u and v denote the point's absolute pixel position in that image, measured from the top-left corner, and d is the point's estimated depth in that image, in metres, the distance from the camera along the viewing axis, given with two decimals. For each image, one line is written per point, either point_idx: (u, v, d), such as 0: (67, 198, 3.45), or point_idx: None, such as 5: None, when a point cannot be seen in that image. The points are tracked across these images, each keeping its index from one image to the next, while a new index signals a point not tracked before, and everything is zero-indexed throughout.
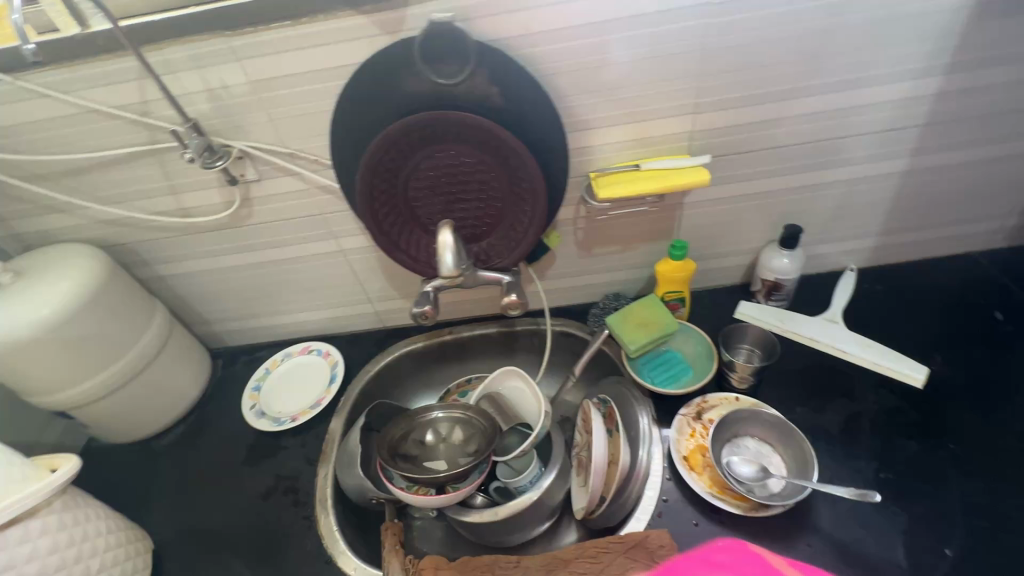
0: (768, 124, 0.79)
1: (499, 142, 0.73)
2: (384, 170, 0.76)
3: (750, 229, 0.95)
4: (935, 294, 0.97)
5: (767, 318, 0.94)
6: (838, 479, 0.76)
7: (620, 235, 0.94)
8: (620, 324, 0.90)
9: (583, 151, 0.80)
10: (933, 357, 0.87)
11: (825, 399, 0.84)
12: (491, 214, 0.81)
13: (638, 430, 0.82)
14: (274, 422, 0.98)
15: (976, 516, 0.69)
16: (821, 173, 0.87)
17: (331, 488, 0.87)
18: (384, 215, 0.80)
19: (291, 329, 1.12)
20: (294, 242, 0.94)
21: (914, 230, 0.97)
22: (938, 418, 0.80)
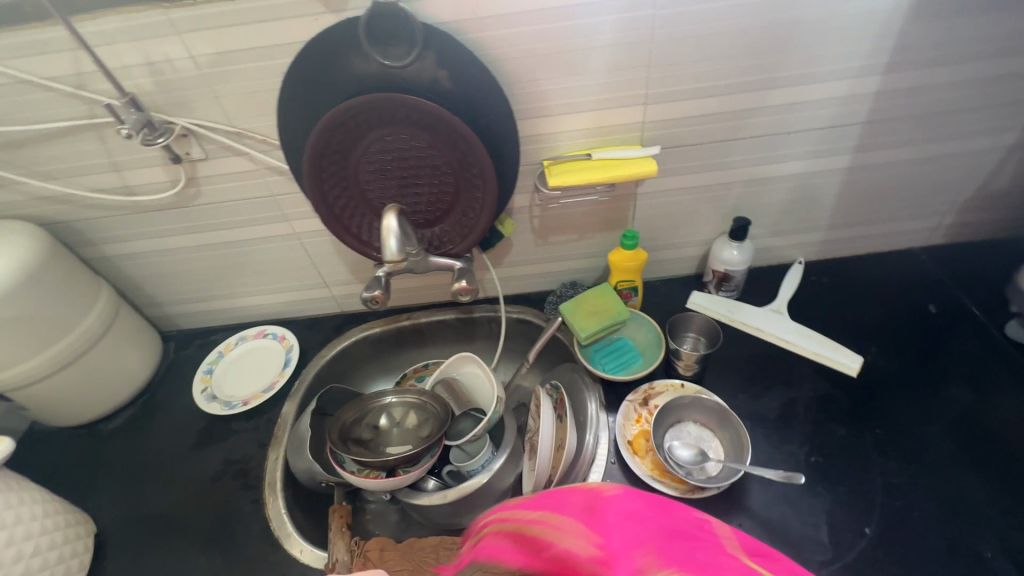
0: (717, 117, 0.80)
1: (448, 126, 0.72)
2: (333, 152, 0.75)
3: (702, 220, 0.97)
4: (875, 287, 1.01)
5: (717, 309, 0.98)
6: (771, 462, 0.79)
7: (574, 224, 0.95)
8: (574, 312, 0.91)
9: (536, 138, 0.81)
10: (869, 346, 0.91)
11: (765, 386, 0.88)
12: (443, 200, 0.81)
13: (586, 415, 0.85)
14: (225, 406, 0.97)
15: (895, 497, 0.73)
16: (768, 168, 0.89)
17: (281, 472, 0.87)
18: (336, 198, 0.79)
19: (246, 312, 1.11)
20: (246, 224, 0.92)
21: (858, 225, 1.01)
22: (868, 404, 0.84)
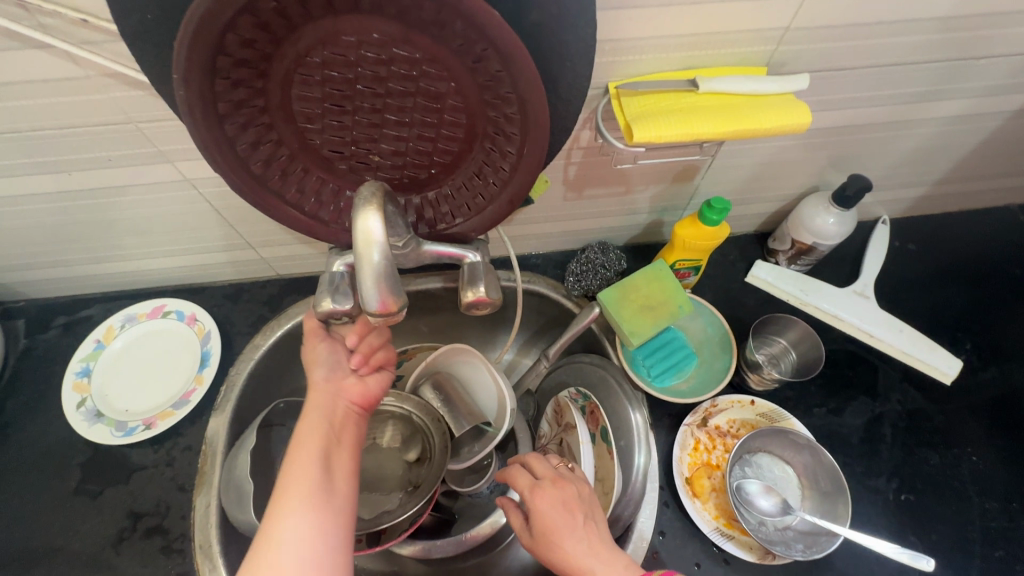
0: (895, 28, 0.49)
1: (467, 27, 0.37)
2: (235, 62, 0.38)
3: (796, 172, 0.70)
4: (968, 260, 0.82)
5: (785, 287, 0.75)
6: (856, 502, 0.65)
7: (625, 173, 0.64)
8: (623, 308, 0.66)
9: (610, 47, 0.46)
10: (963, 343, 0.75)
11: (847, 397, 0.70)
12: (444, 151, 0.48)
13: (629, 432, 0.63)
14: (118, 430, 0.67)
15: (994, 546, 0.63)
16: (919, 106, 0.60)
17: (214, 528, 0.62)
18: (250, 147, 0.44)
19: (130, 278, 0.75)
20: (92, 165, 0.54)
21: (975, 181, 0.77)
22: (962, 423, 0.70)
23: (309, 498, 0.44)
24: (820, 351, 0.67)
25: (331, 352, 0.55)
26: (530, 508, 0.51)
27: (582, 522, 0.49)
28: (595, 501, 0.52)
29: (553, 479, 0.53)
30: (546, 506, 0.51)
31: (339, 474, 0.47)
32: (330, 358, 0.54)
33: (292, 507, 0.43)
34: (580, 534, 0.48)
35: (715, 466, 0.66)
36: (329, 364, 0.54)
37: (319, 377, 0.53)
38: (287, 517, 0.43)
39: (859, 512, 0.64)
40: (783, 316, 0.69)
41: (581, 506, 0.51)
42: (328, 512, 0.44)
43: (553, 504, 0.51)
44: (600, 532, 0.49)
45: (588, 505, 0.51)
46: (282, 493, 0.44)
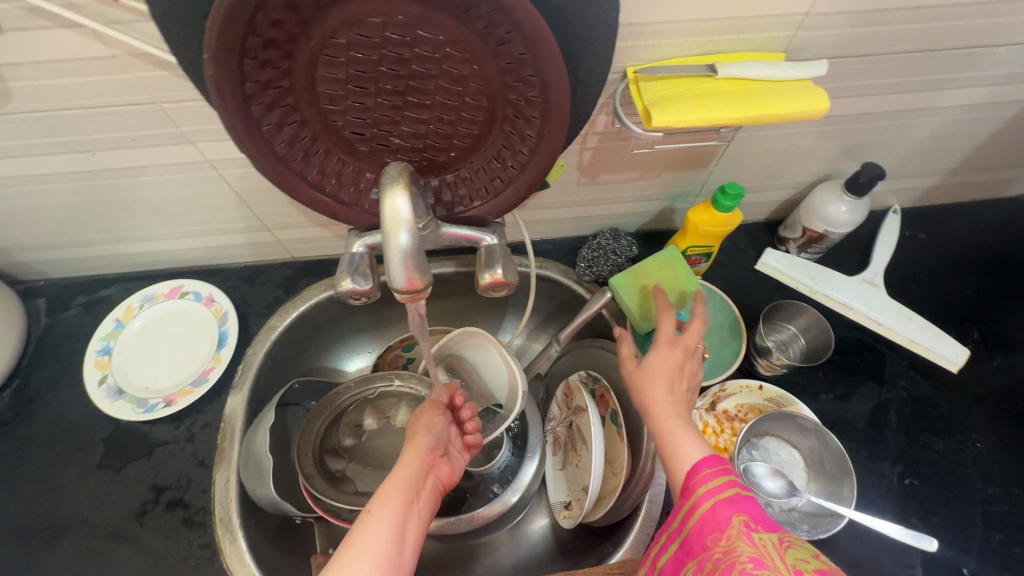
0: (915, 14, 0.49)
1: (493, 8, 0.38)
2: (263, 42, 0.39)
3: (809, 160, 0.70)
4: (978, 250, 0.82)
5: (797, 276, 0.75)
6: (860, 485, 0.66)
7: (639, 159, 0.65)
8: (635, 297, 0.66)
9: (630, 31, 0.47)
10: (970, 332, 0.76)
11: (853, 384, 0.71)
12: (465, 134, 0.48)
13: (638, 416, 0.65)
14: (139, 407, 0.69)
15: (995, 529, 0.64)
16: (935, 95, 0.61)
17: (234, 501, 0.63)
18: (275, 128, 0.45)
19: (148, 259, 0.77)
20: (116, 145, 0.55)
21: (987, 170, 0.77)
22: (967, 410, 0.71)
23: (388, 540, 0.48)
24: (830, 337, 0.68)
25: (442, 425, 0.64)
26: (652, 354, 0.55)
27: (683, 391, 0.52)
28: (696, 379, 0.55)
29: (684, 346, 0.54)
30: (664, 366, 0.53)
31: (414, 531, 0.51)
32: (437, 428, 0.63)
33: (373, 542, 0.47)
34: (675, 390, 0.52)
35: (722, 449, 0.67)
36: (435, 434, 0.62)
37: (425, 440, 0.61)
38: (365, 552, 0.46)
39: (863, 495, 0.65)
40: (795, 303, 0.70)
41: (688, 376, 0.53)
42: (403, 555, 0.48)
43: (671, 362, 0.53)
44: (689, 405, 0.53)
45: (688, 378, 0.54)
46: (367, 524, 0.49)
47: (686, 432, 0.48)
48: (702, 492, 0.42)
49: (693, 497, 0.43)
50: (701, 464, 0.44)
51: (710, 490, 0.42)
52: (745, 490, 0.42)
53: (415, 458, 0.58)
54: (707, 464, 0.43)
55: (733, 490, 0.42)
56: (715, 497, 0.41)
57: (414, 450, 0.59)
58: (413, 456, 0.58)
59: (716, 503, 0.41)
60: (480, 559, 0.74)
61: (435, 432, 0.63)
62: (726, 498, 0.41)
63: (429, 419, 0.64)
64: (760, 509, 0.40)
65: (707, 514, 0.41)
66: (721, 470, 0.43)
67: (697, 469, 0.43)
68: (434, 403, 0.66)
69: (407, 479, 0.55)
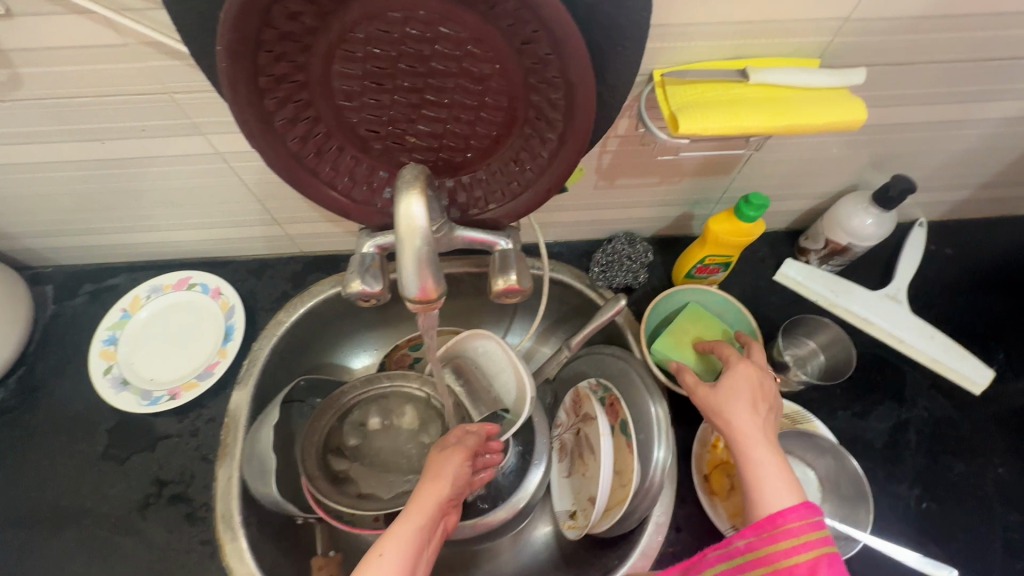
0: (962, 22, 0.47)
1: (519, 6, 0.36)
2: (280, 35, 0.38)
3: (836, 170, 0.67)
4: (1006, 268, 0.79)
5: (815, 288, 0.75)
6: (876, 507, 0.64)
7: (660, 164, 0.63)
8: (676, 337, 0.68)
9: (659, 32, 0.45)
10: (995, 352, 0.73)
11: (872, 402, 0.69)
12: (483, 135, 0.47)
13: (648, 425, 0.63)
14: (144, 399, 0.68)
15: (1015, 558, 0.62)
16: (974, 107, 0.58)
17: (237, 498, 0.63)
18: (289, 124, 0.43)
19: (156, 249, 0.76)
20: (126, 134, 0.54)
21: (1021, 186, 0.75)
22: (990, 433, 0.68)
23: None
24: (853, 352, 0.66)
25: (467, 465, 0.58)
26: (729, 376, 0.54)
27: (763, 411, 0.52)
28: (775, 400, 0.54)
29: (755, 365, 0.55)
30: (743, 387, 0.53)
31: None
32: (465, 470, 0.57)
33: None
34: (757, 411, 0.51)
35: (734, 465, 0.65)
36: (460, 478, 0.56)
37: (449, 484, 0.55)
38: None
39: (879, 517, 0.64)
40: (815, 318, 0.67)
41: (767, 396, 0.53)
42: None
43: (749, 383, 0.53)
44: (773, 429, 0.51)
45: (768, 399, 0.53)
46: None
47: (773, 459, 0.48)
48: (788, 542, 0.43)
49: (775, 545, 0.44)
50: (791, 513, 0.44)
51: (795, 548, 0.43)
52: (832, 548, 0.43)
53: (432, 507, 0.52)
54: (798, 508, 0.44)
55: (820, 547, 0.43)
56: (799, 556, 0.43)
57: (432, 499, 0.52)
58: (431, 503, 0.52)
59: (801, 558, 0.42)
60: (482, 564, 0.73)
61: (460, 481, 0.56)
62: (811, 556, 0.42)
63: (456, 461, 0.57)
64: (842, 570, 0.42)
65: (790, 573, 0.43)
66: (811, 517, 0.43)
67: (784, 516, 0.44)
68: (466, 443, 0.59)
69: (418, 534, 0.49)
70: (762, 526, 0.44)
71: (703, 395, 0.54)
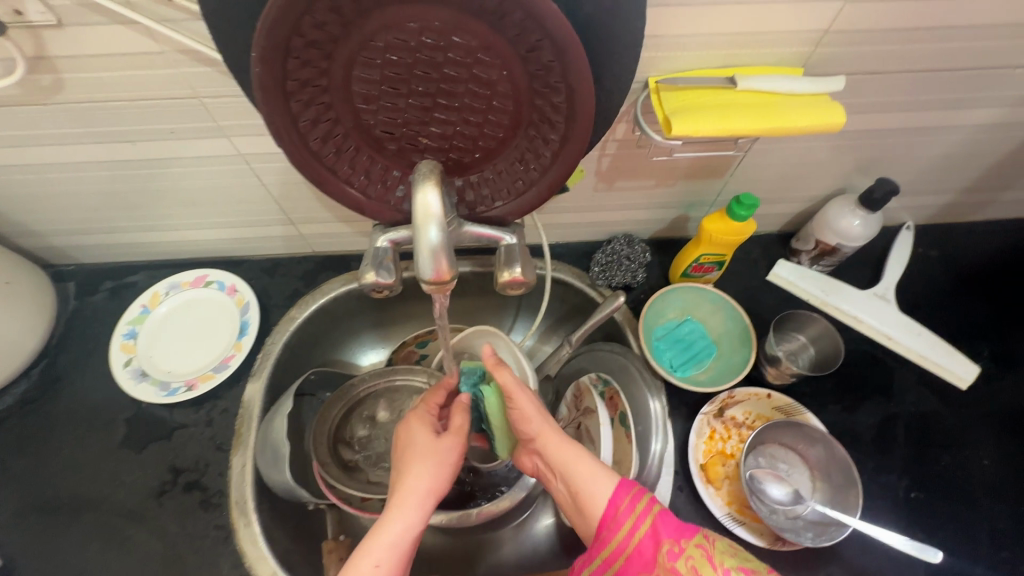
0: (932, 34, 0.51)
1: (525, 17, 0.40)
2: (307, 43, 0.41)
3: (824, 174, 0.71)
4: (990, 270, 0.83)
5: (808, 288, 0.77)
6: (866, 497, 0.66)
7: (656, 167, 0.66)
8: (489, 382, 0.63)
9: (653, 44, 0.49)
10: (980, 350, 0.76)
11: (862, 396, 0.72)
12: (490, 136, 0.50)
13: (647, 417, 0.66)
14: (162, 390, 0.71)
15: (1001, 548, 0.64)
16: (950, 114, 0.62)
17: (250, 486, 0.65)
18: (311, 123, 0.47)
19: (176, 248, 0.79)
20: (156, 136, 0.58)
21: (1002, 190, 0.78)
22: (975, 427, 0.71)
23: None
24: (841, 347, 0.68)
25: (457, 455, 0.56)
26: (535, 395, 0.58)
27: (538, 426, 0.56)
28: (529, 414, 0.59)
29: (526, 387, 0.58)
30: (530, 402, 0.57)
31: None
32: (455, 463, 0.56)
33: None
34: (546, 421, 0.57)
35: (729, 455, 0.68)
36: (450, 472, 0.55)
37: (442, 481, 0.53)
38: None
39: (869, 506, 0.66)
40: (804, 314, 0.70)
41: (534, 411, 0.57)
42: None
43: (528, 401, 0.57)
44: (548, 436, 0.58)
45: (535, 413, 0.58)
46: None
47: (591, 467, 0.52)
48: (630, 521, 0.46)
49: (617, 527, 0.47)
50: (622, 495, 0.48)
51: (633, 524, 0.46)
52: (663, 506, 0.47)
53: (427, 499, 0.51)
54: (621, 489, 0.49)
55: (649, 510, 0.47)
56: (640, 530, 0.46)
57: (424, 491, 0.51)
58: (427, 499, 0.51)
59: (644, 533, 0.45)
60: (485, 555, 0.76)
61: (450, 472, 0.55)
62: (649, 521, 0.46)
63: (451, 454, 0.55)
64: (681, 524, 0.45)
65: (638, 551, 0.45)
66: (637, 493, 0.48)
67: (617, 499, 0.48)
68: (462, 432, 0.57)
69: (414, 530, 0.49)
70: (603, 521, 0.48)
71: (520, 398, 0.56)
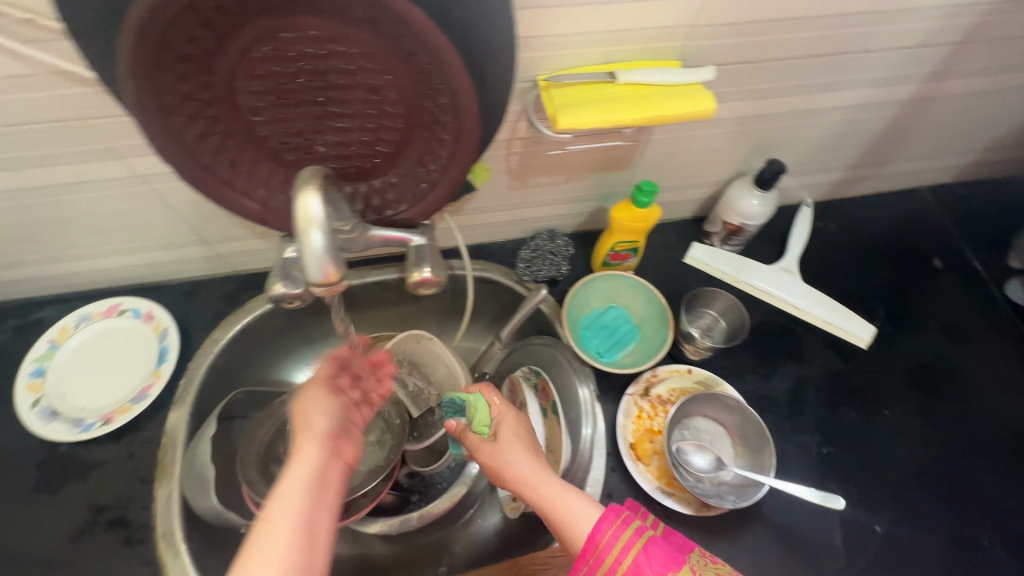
0: (787, 24, 0.55)
1: (396, 23, 0.41)
2: (180, 57, 0.41)
3: (721, 160, 0.76)
4: (882, 237, 0.90)
5: (721, 267, 0.82)
6: (784, 457, 0.71)
7: (563, 161, 0.69)
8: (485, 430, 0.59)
9: (533, 43, 0.51)
10: (876, 311, 0.83)
11: (775, 363, 0.77)
12: (387, 141, 0.51)
13: (577, 405, 0.67)
14: (75, 427, 0.68)
15: (903, 489, 0.70)
16: (822, 97, 0.67)
17: (177, 516, 0.63)
18: (199, 138, 0.46)
19: (83, 278, 0.76)
20: (41, 162, 0.56)
21: (883, 164, 0.86)
22: (876, 381, 0.77)
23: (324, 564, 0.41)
24: (744, 317, 0.74)
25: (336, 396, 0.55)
26: (505, 430, 0.59)
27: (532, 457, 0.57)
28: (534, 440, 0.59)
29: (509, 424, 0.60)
30: (506, 438, 0.58)
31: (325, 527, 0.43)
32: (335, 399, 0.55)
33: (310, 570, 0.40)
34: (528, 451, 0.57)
35: (656, 431, 0.70)
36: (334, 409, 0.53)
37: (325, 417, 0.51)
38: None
39: (787, 465, 0.70)
40: (711, 290, 0.75)
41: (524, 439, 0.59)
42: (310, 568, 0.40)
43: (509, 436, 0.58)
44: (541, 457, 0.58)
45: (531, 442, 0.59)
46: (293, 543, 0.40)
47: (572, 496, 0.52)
48: (611, 556, 0.47)
49: (600, 562, 0.47)
50: (604, 531, 0.48)
51: (615, 559, 0.47)
52: (646, 537, 0.47)
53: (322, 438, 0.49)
54: (605, 518, 0.48)
55: (633, 545, 0.47)
56: (622, 564, 0.46)
57: (334, 431, 0.51)
58: (318, 436, 0.49)
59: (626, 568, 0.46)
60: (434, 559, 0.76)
61: (335, 407, 0.54)
62: (632, 558, 0.46)
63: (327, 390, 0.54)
64: (665, 557, 0.46)
65: None
66: (621, 526, 0.48)
67: (600, 534, 0.48)
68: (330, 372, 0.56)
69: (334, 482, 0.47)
70: (585, 555, 0.48)
71: (486, 453, 0.58)
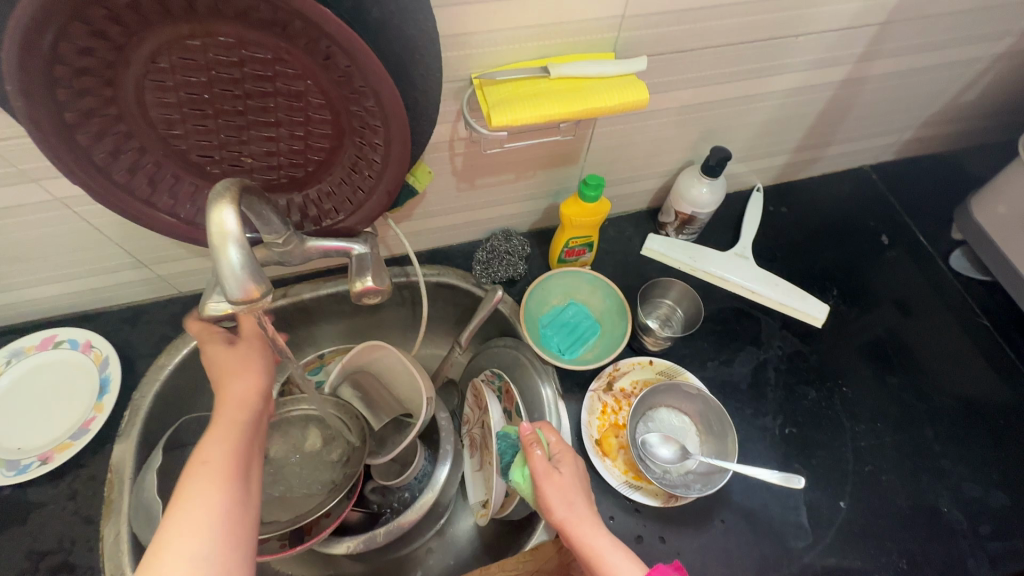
0: (716, 12, 0.56)
1: (306, 24, 0.39)
2: (75, 70, 0.38)
3: (669, 150, 0.76)
4: (832, 217, 0.92)
5: (676, 257, 0.82)
6: (748, 440, 0.71)
7: (509, 160, 0.68)
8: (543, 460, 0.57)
9: (463, 41, 0.50)
10: (829, 290, 0.84)
11: (735, 348, 0.78)
12: (318, 148, 0.49)
13: (541, 405, 0.68)
14: (9, 470, 0.64)
15: (863, 463, 0.72)
16: (760, 83, 0.68)
17: (126, 553, 0.60)
18: (112, 155, 0.44)
19: (13, 311, 0.71)
20: None
21: (826, 146, 0.87)
22: (833, 359, 0.78)
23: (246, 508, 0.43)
24: (699, 305, 0.74)
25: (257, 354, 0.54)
26: (567, 467, 0.56)
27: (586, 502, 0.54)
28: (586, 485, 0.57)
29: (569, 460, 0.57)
30: (567, 478, 0.55)
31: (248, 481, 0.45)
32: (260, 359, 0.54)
33: (249, 522, 0.41)
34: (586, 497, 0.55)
35: (621, 426, 0.70)
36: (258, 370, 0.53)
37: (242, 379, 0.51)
38: (236, 536, 0.41)
39: (751, 448, 0.71)
40: (666, 280, 0.75)
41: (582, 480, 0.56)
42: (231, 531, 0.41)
43: (573, 475, 0.55)
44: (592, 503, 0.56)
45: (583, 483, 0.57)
46: (219, 506, 0.41)
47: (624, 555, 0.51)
48: None
49: None
50: None
51: None
52: None
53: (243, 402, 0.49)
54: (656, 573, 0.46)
55: None
56: None
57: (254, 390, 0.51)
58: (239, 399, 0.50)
59: None
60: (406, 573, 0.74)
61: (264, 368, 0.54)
62: None
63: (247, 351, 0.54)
64: None
65: None
66: None
67: None
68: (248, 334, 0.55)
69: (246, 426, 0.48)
70: None
71: (554, 483, 0.54)
